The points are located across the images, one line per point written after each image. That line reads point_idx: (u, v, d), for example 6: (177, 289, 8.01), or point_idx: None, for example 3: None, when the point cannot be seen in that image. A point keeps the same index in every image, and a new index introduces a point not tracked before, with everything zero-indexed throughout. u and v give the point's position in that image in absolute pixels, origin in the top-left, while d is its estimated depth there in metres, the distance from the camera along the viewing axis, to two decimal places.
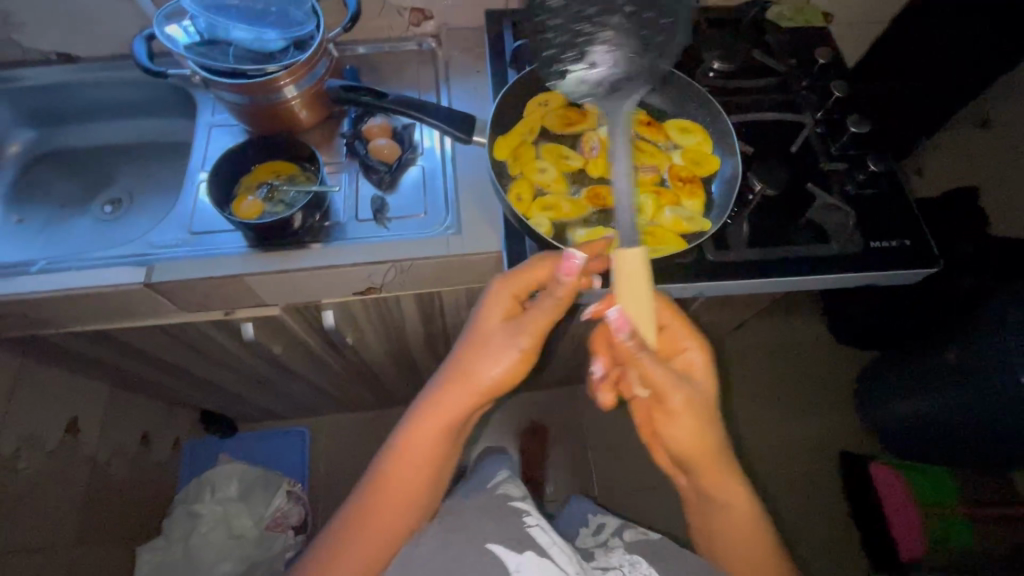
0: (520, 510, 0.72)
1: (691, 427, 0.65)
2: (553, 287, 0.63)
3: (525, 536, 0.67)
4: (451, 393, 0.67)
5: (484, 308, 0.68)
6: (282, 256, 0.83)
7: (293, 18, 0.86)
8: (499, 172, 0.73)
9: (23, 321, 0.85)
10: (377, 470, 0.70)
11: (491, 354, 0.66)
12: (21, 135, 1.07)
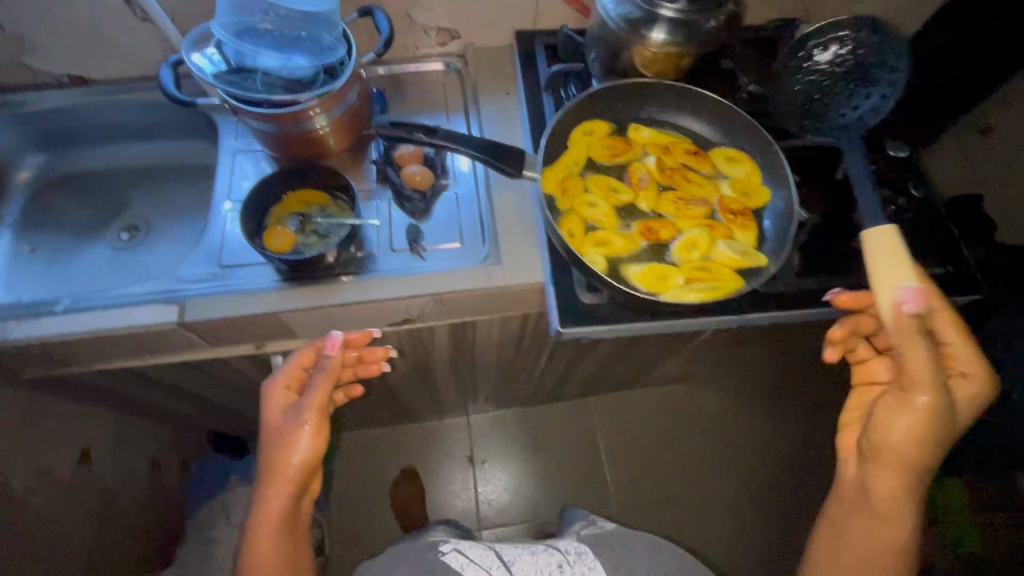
0: (440, 548, 0.87)
1: (916, 425, 0.63)
2: (319, 375, 0.75)
3: (444, 564, 0.85)
4: (270, 479, 0.74)
5: (276, 399, 0.77)
6: (318, 291, 0.81)
7: (323, 43, 0.83)
8: (548, 207, 0.70)
9: (45, 360, 0.81)
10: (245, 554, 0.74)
11: (288, 439, 0.74)
12: (31, 160, 1.03)
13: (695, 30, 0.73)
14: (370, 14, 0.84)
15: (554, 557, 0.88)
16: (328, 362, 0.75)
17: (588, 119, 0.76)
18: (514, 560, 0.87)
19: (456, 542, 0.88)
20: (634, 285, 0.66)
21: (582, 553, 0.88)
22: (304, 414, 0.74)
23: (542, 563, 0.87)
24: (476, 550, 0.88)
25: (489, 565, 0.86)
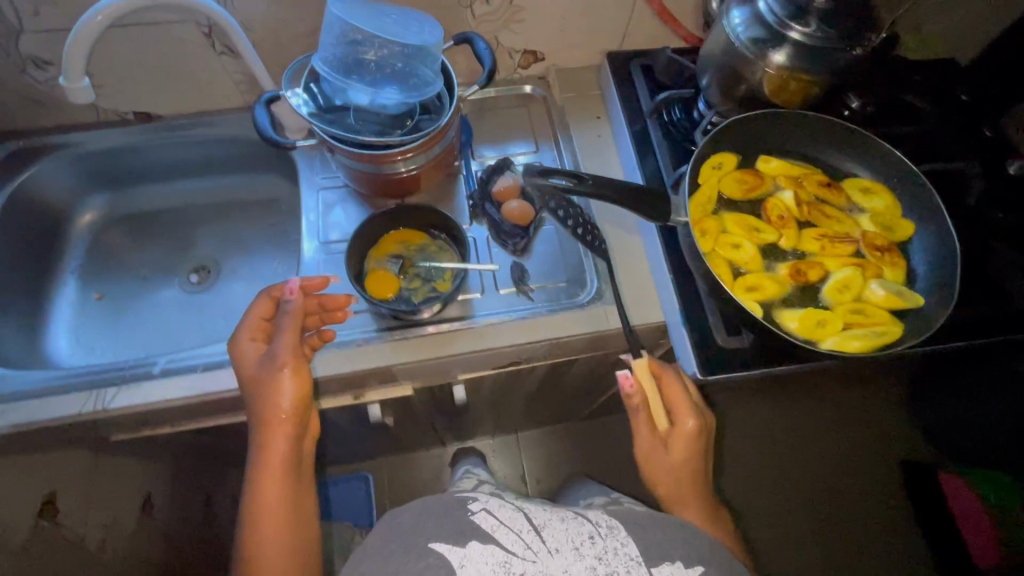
0: (468, 507, 0.59)
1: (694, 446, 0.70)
2: (285, 324, 0.68)
3: (472, 526, 0.57)
4: (264, 432, 0.66)
5: (246, 354, 0.68)
6: (430, 341, 0.77)
7: (420, 78, 0.75)
8: (689, 251, 0.67)
9: (139, 424, 0.75)
10: (250, 508, 0.66)
11: (271, 389, 0.65)
12: (93, 202, 0.98)
13: (826, 59, 0.67)
14: (474, 44, 0.78)
15: (585, 527, 0.59)
16: (293, 304, 0.69)
17: (717, 152, 0.72)
18: (547, 525, 0.58)
19: (487, 501, 0.61)
20: (791, 333, 0.63)
21: (616, 529, 0.58)
22: (280, 365, 0.66)
23: (571, 533, 0.58)
24: (508, 512, 0.59)
25: (521, 530, 0.57)
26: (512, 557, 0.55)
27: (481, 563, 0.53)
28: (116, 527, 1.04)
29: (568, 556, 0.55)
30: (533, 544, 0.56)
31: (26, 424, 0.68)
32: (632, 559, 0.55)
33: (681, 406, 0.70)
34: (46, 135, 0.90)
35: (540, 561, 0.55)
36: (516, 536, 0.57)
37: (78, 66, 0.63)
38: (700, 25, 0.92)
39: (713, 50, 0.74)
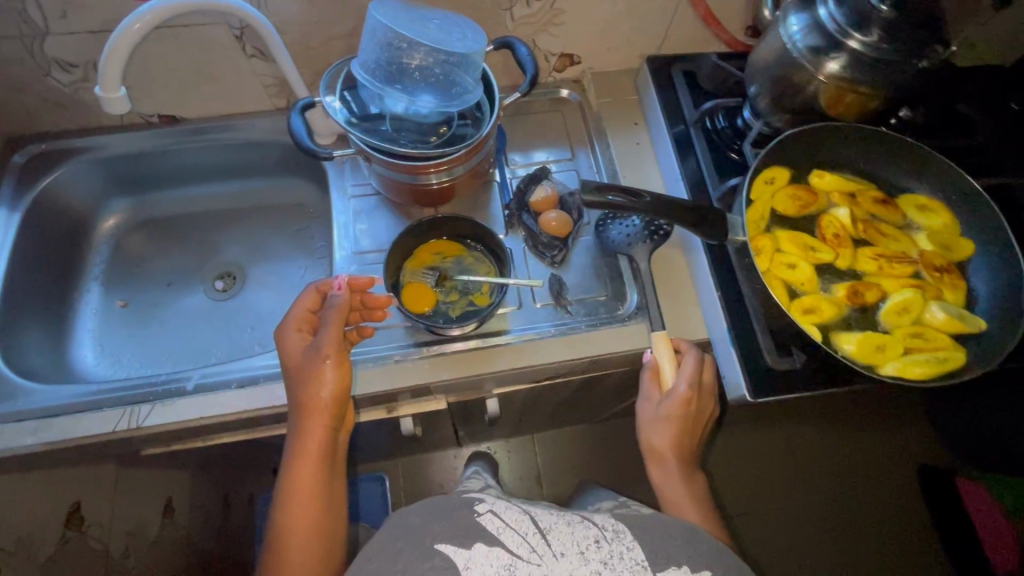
0: (473, 507, 0.54)
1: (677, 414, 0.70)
2: (329, 315, 0.67)
3: (478, 527, 0.51)
4: (303, 421, 0.64)
5: (289, 342, 0.67)
6: (469, 356, 0.75)
7: (462, 87, 0.72)
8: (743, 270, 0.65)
9: (172, 439, 0.74)
10: (282, 497, 0.63)
11: (313, 376, 0.64)
12: (116, 206, 0.96)
13: (889, 71, 0.64)
14: (517, 52, 0.76)
15: (591, 530, 0.52)
16: (338, 296, 0.68)
17: (770, 166, 0.69)
18: (553, 527, 0.52)
19: (493, 502, 0.55)
20: (849, 358, 0.60)
21: (623, 533, 0.52)
22: (323, 353, 0.65)
23: (578, 536, 0.51)
24: (513, 513, 0.53)
25: (526, 533, 0.51)
26: (517, 560, 0.49)
27: (486, 566, 0.48)
28: (139, 535, 1.03)
29: (574, 560, 0.49)
30: (539, 545, 0.50)
31: (59, 442, 0.66)
32: (638, 565, 0.49)
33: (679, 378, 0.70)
34: (69, 139, 0.88)
35: (546, 565, 0.49)
36: (521, 539, 0.51)
37: (115, 76, 0.62)
38: (744, 29, 0.89)
39: (765, 56, 0.71)
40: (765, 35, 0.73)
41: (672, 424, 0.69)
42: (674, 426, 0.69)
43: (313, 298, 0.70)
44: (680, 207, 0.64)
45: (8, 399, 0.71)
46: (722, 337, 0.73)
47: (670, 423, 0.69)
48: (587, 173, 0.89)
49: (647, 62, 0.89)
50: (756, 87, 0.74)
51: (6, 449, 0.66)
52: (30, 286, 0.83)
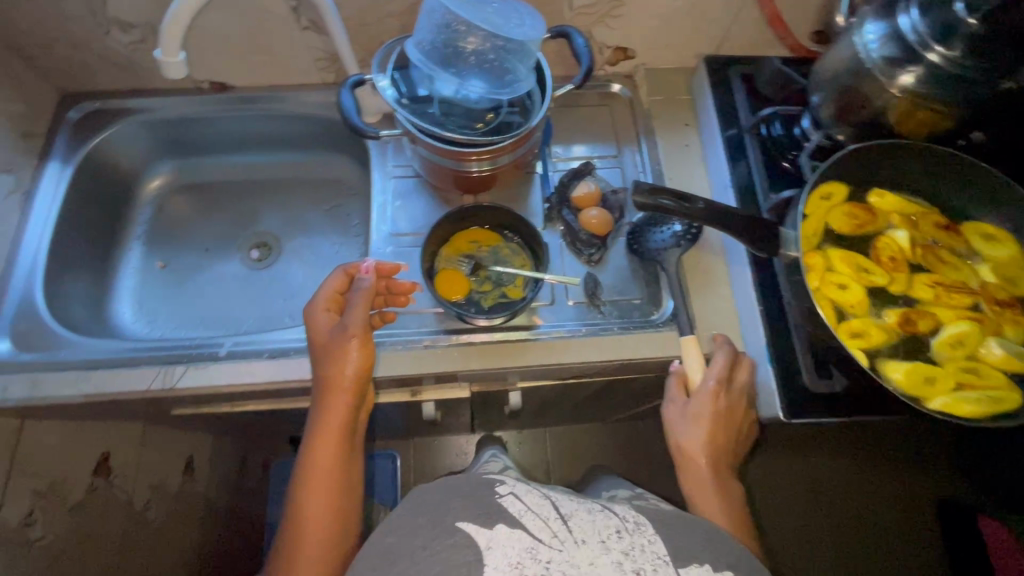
0: (494, 489, 0.52)
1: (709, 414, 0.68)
2: (355, 298, 0.67)
3: (498, 508, 0.50)
4: (327, 400, 0.65)
5: (315, 321, 0.68)
6: (497, 349, 0.75)
7: (515, 75, 0.71)
8: (792, 287, 0.62)
9: (201, 402, 0.75)
10: (302, 472, 0.64)
11: (339, 357, 0.64)
12: (161, 168, 0.97)
13: (969, 88, 0.61)
14: (573, 43, 0.74)
15: (612, 521, 0.51)
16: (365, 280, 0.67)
17: (829, 180, 0.67)
18: (574, 514, 0.51)
19: (514, 485, 0.54)
20: (896, 387, 0.58)
21: (643, 525, 0.51)
22: (351, 336, 0.64)
23: (599, 526, 0.51)
24: (535, 497, 0.52)
25: (548, 518, 0.50)
26: (540, 544, 0.48)
27: (508, 548, 0.47)
28: (161, 489, 1.06)
29: (595, 549, 0.48)
30: (562, 530, 0.49)
31: (96, 395, 0.68)
32: (659, 559, 0.48)
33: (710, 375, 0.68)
34: (122, 99, 0.89)
35: (568, 551, 0.48)
36: (542, 523, 0.50)
37: (176, 40, 0.61)
38: (810, 35, 0.85)
39: (833, 65, 0.69)
40: (835, 42, 0.70)
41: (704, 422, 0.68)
42: (704, 427, 0.67)
43: (340, 280, 0.70)
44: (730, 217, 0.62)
45: (51, 349, 0.73)
46: (759, 354, 0.70)
47: (701, 421, 0.68)
48: (632, 173, 0.87)
49: (705, 62, 0.86)
50: (821, 97, 0.72)
51: (46, 398, 0.68)
52: (77, 240, 0.85)
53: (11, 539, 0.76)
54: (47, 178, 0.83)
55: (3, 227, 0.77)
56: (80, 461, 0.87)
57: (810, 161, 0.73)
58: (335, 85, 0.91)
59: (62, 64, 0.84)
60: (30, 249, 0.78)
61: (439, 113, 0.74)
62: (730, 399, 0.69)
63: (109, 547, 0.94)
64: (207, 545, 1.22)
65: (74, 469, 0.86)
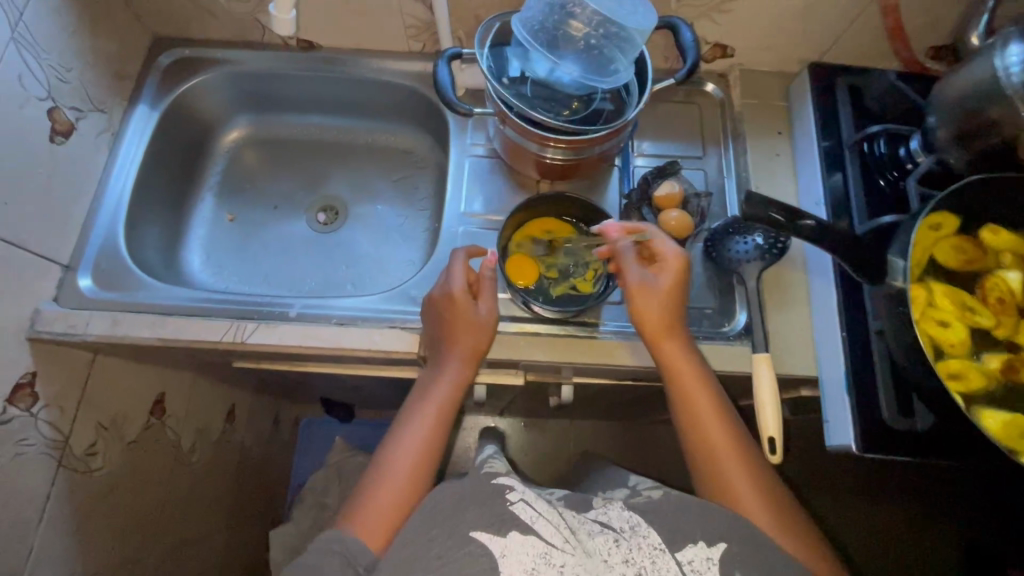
0: (506, 496, 0.56)
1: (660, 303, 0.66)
2: (489, 290, 0.69)
3: (511, 515, 0.54)
4: (448, 364, 0.67)
5: (442, 291, 0.68)
6: (562, 343, 0.73)
7: (616, 64, 0.67)
8: (893, 318, 0.59)
9: (266, 359, 0.76)
10: (404, 426, 0.65)
11: (468, 326, 0.67)
12: (239, 121, 0.97)
13: None
14: (682, 38, 0.71)
15: (611, 531, 0.55)
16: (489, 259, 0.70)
17: (942, 211, 0.62)
18: (579, 529, 0.55)
19: (524, 490, 0.57)
20: (992, 436, 0.54)
21: (639, 526, 0.55)
22: (485, 320, 0.67)
23: (601, 540, 0.54)
24: (544, 504, 0.56)
25: (558, 525, 0.54)
26: (553, 549, 0.51)
27: (522, 555, 0.51)
28: (203, 435, 1.06)
29: (600, 561, 0.52)
30: (572, 539, 0.53)
31: (171, 339, 0.70)
32: (657, 549, 0.53)
33: (633, 270, 0.68)
34: (211, 49, 0.90)
35: (578, 557, 0.51)
36: (554, 529, 0.53)
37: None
38: (927, 51, 0.81)
39: (962, 85, 0.64)
40: (968, 61, 0.65)
41: (653, 314, 0.66)
42: (655, 319, 0.66)
43: (465, 263, 0.70)
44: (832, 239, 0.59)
45: (130, 290, 0.75)
46: (836, 382, 0.68)
47: (653, 317, 0.66)
48: (715, 178, 0.85)
49: (810, 69, 0.82)
50: (943, 121, 0.67)
51: (125, 336, 0.70)
52: (156, 185, 0.86)
53: (70, 466, 0.76)
54: (135, 120, 0.84)
55: (91, 164, 0.78)
56: (138, 399, 0.87)
57: (916, 186, 0.68)
58: (421, 55, 0.90)
59: (159, 7, 0.84)
60: (115, 190, 0.80)
61: (531, 95, 0.72)
62: (660, 291, 0.66)
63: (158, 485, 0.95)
64: (239, 493, 1.23)
65: (132, 406, 0.85)
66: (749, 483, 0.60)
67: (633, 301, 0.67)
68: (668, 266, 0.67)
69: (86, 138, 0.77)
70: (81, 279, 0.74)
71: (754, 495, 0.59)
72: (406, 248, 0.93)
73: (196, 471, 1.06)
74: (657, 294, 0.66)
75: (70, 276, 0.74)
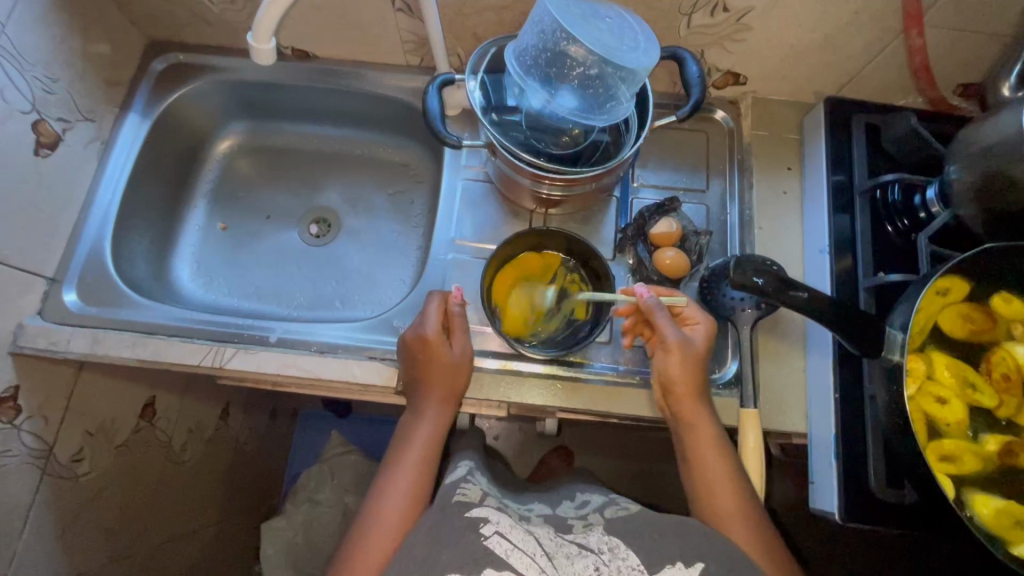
0: (478, 530, 0.53)
1: (694, 362, 0.64)
2: (462, 326, 0.69)
3: (485, 551, 0.50)
4: (429, 400, 0.66)
5: (417, 334, 0.67)
6: (546, 384, 0.72)
7: (611, 105, 0.64)
8: (887, 392, 0.56)
9: (248, 381, 0.76)
10: (394, 464, 0.65)
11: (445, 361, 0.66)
12: (234, 128, 0.96)
13: None
14: (686, 74, 0.67)
15: (590, 557, 0.52)
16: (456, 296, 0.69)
17: (949, 275, 0.57)
18: (557, 554, 0.52)
19: (498, 522, 0.54)
20: (980, 526, 0.52)
21: (618, 549, 0.53)
22: (461, 360, 0.67)
23: (580, 567, 0.51)
24: (519, 533, 0.53)
25: (534, 554, 0.51)
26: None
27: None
28: (197, 434, 1.04)
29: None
30: (548, 568, 0.50)
31: (151, 361, 0.71)
32: (636, 570, 0.50)
33: (671, 326, 0.65)
34: (205, 55, 0.88)
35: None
36: (531, 561, 0.50)
37: (270, 23, 0.58)
38: (955, 87, 0.75)
39: (983, 140, 0.59)
40: (992, 114, 0.60)
41: (686, 372, 0.64)
42: (685, 376, 0.64)
43: (441, 307, 0.69)
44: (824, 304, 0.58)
45: (115, 306, 0.75)
46: (823, 444, 0.66)
47: (685, 374, 0.64)
48: (717, 214, 0.81)
49: (826, 103, 0.77)
50: (962, 174, 0.61)
51: (105, 354, 0.71)
52: (147, 194, 0.86)
53: (55, 473, 0.76)
54: (126, 129, 0.83)
55: (79, 175, 0.78)
56: (128, 403, 0.86)
57: (927, 244, 0.63)
58: (419, 69, 0.87)
59: (153, 12, 0.82)
60: (102, 201, 0.80)
61: (524, 126, 0.70)
62: (693, 351, 0.65)
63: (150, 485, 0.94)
64: (236, 490, 1.21)
65: (122, 411, 0.85)
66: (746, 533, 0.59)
67: (670, 357, 0.64)
68: (699, 328, 0.67)
69: (73, 149, 0.77)
70: (67, 294, 0.75)
71: (753, 545, 0.58)
72: (398, 266, 0.91)
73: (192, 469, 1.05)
74: (693, 355, 0.65)
75: (54, 290, 0.75)
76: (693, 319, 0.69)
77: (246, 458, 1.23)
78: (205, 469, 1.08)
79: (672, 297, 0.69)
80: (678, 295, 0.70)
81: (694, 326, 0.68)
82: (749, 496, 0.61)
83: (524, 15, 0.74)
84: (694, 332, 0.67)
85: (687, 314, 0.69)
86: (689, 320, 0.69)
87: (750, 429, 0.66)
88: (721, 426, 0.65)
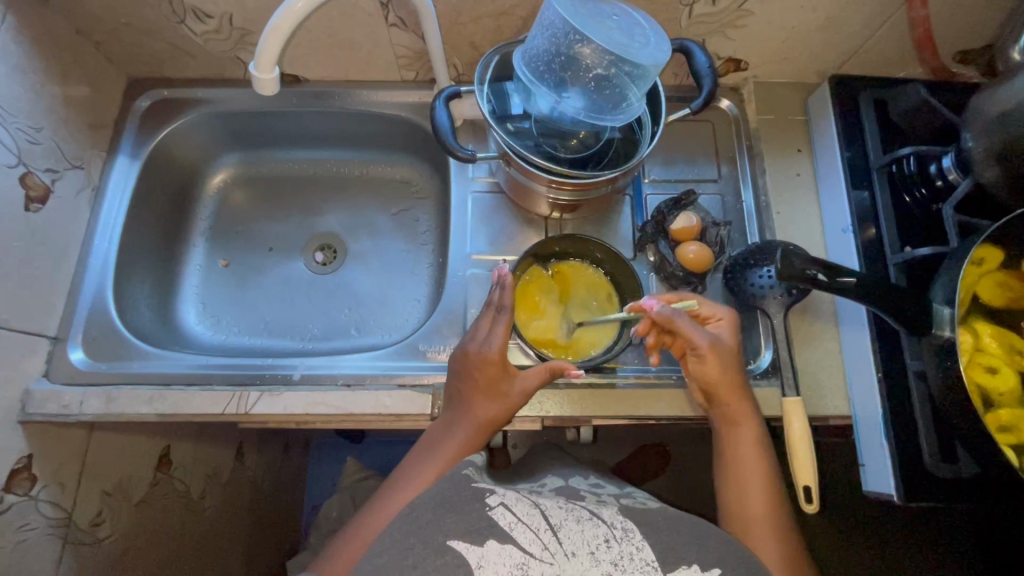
0: (485, 500, 0.46)
1: (727, 364, 0.61)
2: (504, 317, 0.64)
3: (488, 522, 0.44)
4: (460, 413, 0.63)
5: (479, 348, 0.63)
6: (584, 396, 0.69)
7: (627, 103, 0.61)
8: (948, 373, 0.56)
9: (276, 423, 0.72)
10: (401, 476, 0.61)
11: (482, 370, 0.62)
12: (226, 161, 0.92)
13: None
14: (698, 66, 0.66)
15: (600, 528, 0.45)
16: (507, 286, 0.65)
17: (983, 244, 0.56)
18: (564, 524, 0.46)
19: (505, 493, 0.48)
20: None
21: (632, 531, 0.45)
22: (522, 386, 0.63)
23: (587, 536, 0.45)
24: (525, 506, 0.46)
25: (539, 529, 0.45)
26: (530, 559, 0.43)
27: (499, 566, 0.42)
28: (216, 477, 0.95)
29: (585, 561, 0.43)
30: (554, 543, 0.44)
31: (172, 415, 0.68)
32: (648, 565, 0.43)
33: (698, 331, 0.62)
34: (190, 88, 0.85)
35: (558, 565, 0.43)
36: (533, 535, 0.44)
37: (272, 55, 0.60)
38: (955, 56, 0.75)
39: (1001, 105, 0.56)
40: (1007, 78, 0.58)
41: (723, 375, 0.61)
42: (720, 381, 0.61)
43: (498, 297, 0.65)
44: (862, 289, 0.60)
45: (124, 359, 0.72)
46: (871, 428, 0.65)
47: (721, 378, 0.61)
48: (733, 202, 0.80)
49: (832, 81, 0.77)
50: (978, 142, 0.59)
51: (122, 412, 0.68)
52: (146, 237, 0.82)
53: (77, 540, 0.71)
54: (116, 172, 0.80)
55: (72, 228, 0.75)
56: (142, 456, 0.79)
57: (953, 215, 0.63)
58: (415, 84, 0.85)
59: (132, 49, 0.79)
60: (99, 253, 0.76)
61: (535, 132, 0.69)
62: (727, 352, 0.62)
63: (185, 539, 0.88)
64: (272, 536, 1.14)
65: (139, 465, 0.78)
66: (772, 534, 0.56)
67: (705, 363, 0.61)
68: (724, 326, 0.65)
69: (64, 200, 0.74)
70: (73, 352, 0.72)
71: (773, 545, 0.55)
72: (411, 285, 0.87)
73: (230, 518, 0.99)
74: (727, 355, 0.62)
75: (59, 350, 0.72)
76: (710, 318, 0.66)
77: (280, 505, 1.17)
78: (241, 519, 1.03)
79: (684, 302, 0.65)
80: (688, 297, 0.66)
81: (716, 322, 0.65)
82: (782, 509, 0.58)
83: (522, 20, 0.72)
84: (721, 331, 0.64)
85: (703, 313, 0.65)
86: (708, 318, 0.66)
87: (795, 416, 0.65)
88: (766, 431, 0.62)
